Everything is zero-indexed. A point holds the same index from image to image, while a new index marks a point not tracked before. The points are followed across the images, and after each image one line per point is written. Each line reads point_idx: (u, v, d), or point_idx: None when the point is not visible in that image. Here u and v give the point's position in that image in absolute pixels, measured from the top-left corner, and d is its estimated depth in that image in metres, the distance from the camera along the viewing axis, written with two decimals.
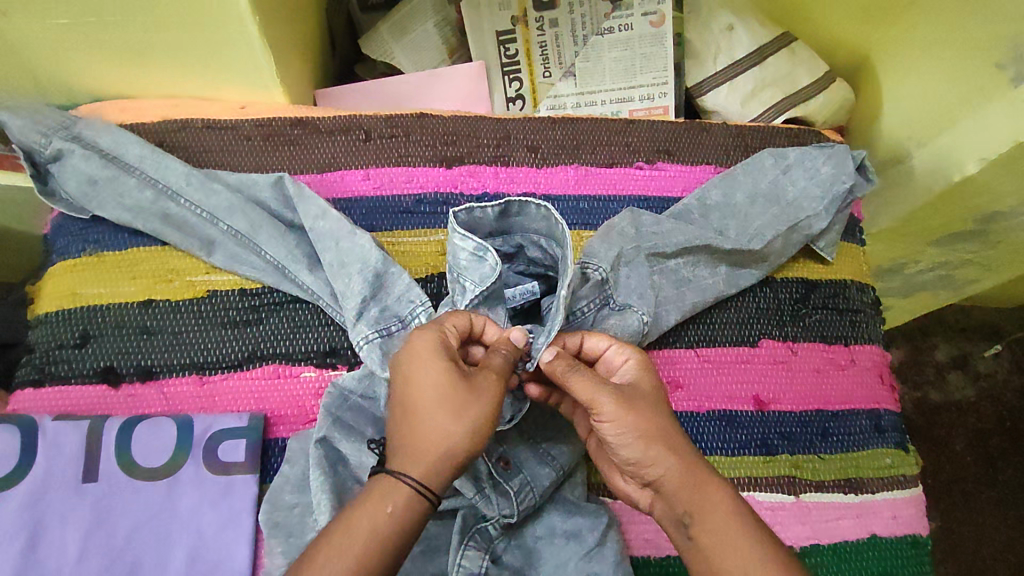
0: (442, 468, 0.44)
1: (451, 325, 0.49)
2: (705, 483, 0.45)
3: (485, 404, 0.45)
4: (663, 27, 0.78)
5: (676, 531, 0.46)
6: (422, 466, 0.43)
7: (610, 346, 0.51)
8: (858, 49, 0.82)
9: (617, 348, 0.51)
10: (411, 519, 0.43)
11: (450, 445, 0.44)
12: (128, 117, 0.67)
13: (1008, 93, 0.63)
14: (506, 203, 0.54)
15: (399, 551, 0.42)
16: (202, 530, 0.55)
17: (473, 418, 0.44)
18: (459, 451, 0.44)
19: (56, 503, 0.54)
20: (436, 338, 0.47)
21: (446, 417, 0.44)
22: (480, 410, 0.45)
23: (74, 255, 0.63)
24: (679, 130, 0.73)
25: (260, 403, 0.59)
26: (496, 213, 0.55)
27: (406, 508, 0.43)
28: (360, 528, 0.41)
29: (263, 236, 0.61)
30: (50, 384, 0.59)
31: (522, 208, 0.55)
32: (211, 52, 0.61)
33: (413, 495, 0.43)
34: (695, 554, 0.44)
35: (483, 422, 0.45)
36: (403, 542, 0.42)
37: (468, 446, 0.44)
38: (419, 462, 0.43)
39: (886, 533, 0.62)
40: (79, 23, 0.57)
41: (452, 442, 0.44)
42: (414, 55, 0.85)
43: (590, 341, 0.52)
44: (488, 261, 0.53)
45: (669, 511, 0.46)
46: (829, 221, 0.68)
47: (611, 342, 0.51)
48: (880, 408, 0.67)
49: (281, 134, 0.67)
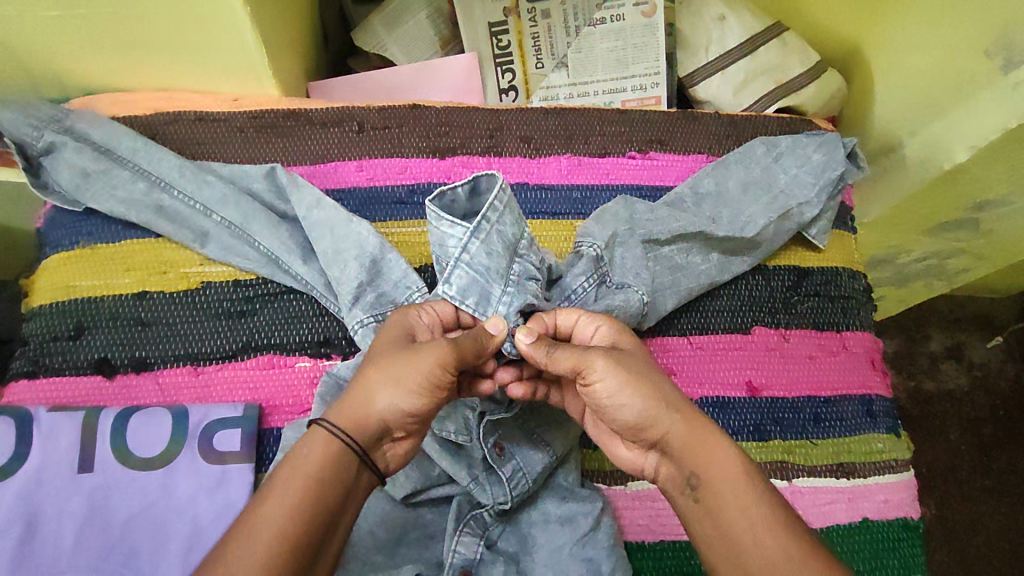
0: (368, 424, 0.45)
1: (429, 307, 0.54)
2: (712, 441, 0.46)
3: (420, 362, 0.45)
4: (654, 18, 0.78)
5: (681, 496, 0.46)
6: (348, 417, 0.45)
7: (580, 319, 0.52)
8: (849, 39, 0.82)
9: (587, 319, 0.52)
10: (340, 468, 0.43)
11: (374, 399, 0.45)
12: (120, 110, 0.67)
13: (997, 81, 0.64)
14: (475, 178, 0.55)
15: (332, 498, 0.42)
16: (198, 519, 0.55)
17: (399, 374, 0.45)
18: (383, 407, 0.45)
19: (52, 494, 0.54)
20: (405, 314, 0.52)
21: (375, 372, 0.46)
22: (413, 369, 0.45)
23: (67, 247, 0.63)
24: (670, 119, 0.73)
25: (254, 394, 0.59)
26: (467, 192, 0.56)
27: (330, 455, 0.43)
28: (284, 472, 0.42)
29: (257, 227, 0.61)
30: (44, 375, 0.59)
31: (491, 183, 0.56)
32: (203, 44, 0.61)
33: (331, 438, 0.44)
34: (701, 517, 0.44)
35: (413, 380, 0.45)
36: (336, 489, 0.43)
37: (394, 403, 0.45)
38: (343, 409, 0.45)
39: (879, 517, 0.63)
40: (71, 15, 0.57)
41: (377, 395, 0.45)
42: (407, 47, 0.85)
43: (562, 317, 0.52)
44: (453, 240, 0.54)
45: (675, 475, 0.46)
46: (821, 208, 0.69)
47: (580, 314, 0.52)
48: (873, 393, 0.67)
49: (273, 126, 0.68)
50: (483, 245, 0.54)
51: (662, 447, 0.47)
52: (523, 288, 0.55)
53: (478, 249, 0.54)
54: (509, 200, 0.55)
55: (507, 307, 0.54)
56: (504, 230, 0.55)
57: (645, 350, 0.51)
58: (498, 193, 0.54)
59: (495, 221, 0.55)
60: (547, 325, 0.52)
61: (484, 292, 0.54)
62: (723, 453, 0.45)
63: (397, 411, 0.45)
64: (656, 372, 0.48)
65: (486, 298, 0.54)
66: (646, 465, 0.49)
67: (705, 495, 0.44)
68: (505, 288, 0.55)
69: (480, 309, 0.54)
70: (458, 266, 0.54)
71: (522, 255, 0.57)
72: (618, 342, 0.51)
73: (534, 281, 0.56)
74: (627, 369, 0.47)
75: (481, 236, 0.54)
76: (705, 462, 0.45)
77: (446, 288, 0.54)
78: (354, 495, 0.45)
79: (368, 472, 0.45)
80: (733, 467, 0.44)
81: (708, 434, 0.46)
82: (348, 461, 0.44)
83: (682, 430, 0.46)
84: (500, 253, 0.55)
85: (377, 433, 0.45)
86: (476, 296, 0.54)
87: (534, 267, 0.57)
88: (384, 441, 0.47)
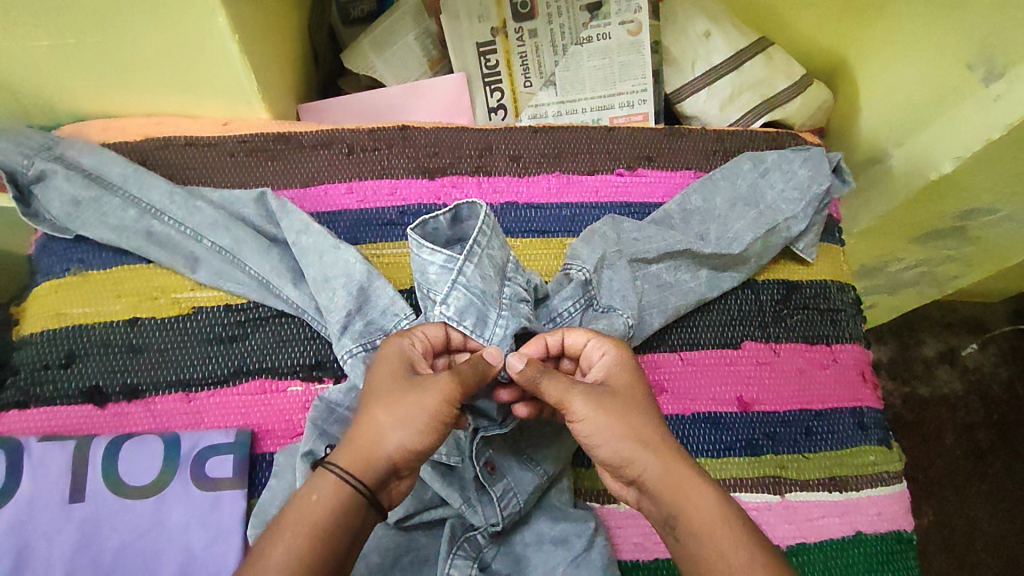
0: (376, 463, 0.45)
1: (420, 332, 0.53)
2: (688, 482, 0.46)
3: (425, 400, 0.46)
4: (640, 36, 0.79)
5: (663, 532, 0.46)
6: (355, 458, 0.45)
7: (589, 341, 0.53)
8: (833, 52, 0.83)
9: (595, 343, 0.53)
10: (343, 510, 0.44)
11: (382, 439, 0.46)
12: (111, 136, 0.67)
13: (978, 92, 0.65)
14: (455, 207, 0.56)
15: (338, 542, 0.43)
16: (190, 547, 0.54)
17: (407, 414, 0.46)
18: (392, 447, 0.45)
19: (43, 525, 0.54)
20: (401, 342, 0.51)
21: (382, 412, 0.46)
22: (419, 406, 0.46)
23: (58, 274, 0.63)
24: (658, 137, 0.74)
25: (246, 419, 0.59)
26: (450, 221, 0.57)
27: (334, 497, 0.44)
28: (289, 519, 0.43)
29: (247, 251, 0.62)
30: (35, 405, 0.59)
31: (472, 211, 0.57)
32: (191, 69, 0.62)
33: (339, 484, 0.44)
34: (680, 555, 0.45)
35: (421, 419, 0.46)
36: (343, 531, 0.44)
37: (401, 443, 0.46)
38: (349, 449, 0.46)
39: (872, 531, 0.63)
40: (62, 45, 0.57)
41: (385, 435, 0.46)
42: (396, 68, 0.86)
43: (570, 338, 0.54)
44: (436, 260, 0.55)
45: (655, 512, 0.46)
46: (807, 223, 0.70)
47: (590, 336, 0.53)
48: (864, 406, 0.68)
49: (263, 149, 0.68)
50: (472, 268, 0.55)
51: (639, 486, 0.47)
52: (516, 312, 0.56)
53: (474, 272, 0.55)
54: (496, 224, 0.56)
55: (503, 332, 0.55)
56: (494, 254, 0.56)
57: (631, 385, 0.50)
58: (484, 218, 0.55)
59: (486, 245, 0.55)
60: (550, 345, 0.54)
61: (481, 313, 0.55)
62: (700, 494, 0.45)
63: (407, 452, 0.46)
64: (635, 409, 0.48)
65: (484, 319, 0.55)
66: (627, 494, 0.50)
67: (686, 536, 0.44)
68: (501, 311, 0.56)
69: (477, 331, 0.55)
70: (455, 288, 0.54)
71: (510, 279, 0.58)
72: (615, 373, 0.51)
73: (525, 302, 0.57)
74: (604, 409, 0.47)
75: (475, 259, 0.55)
76: (680, 504, 0.45)
77: (443, 309, 0.55)
78: (362, 532, 0.45)
79: (374, 511, 0.45)
80: (710, 508, 0.44)
81: (682, 474, 0.46)
82: (354, 503, 0.44)
83: (656, 472, 0.46)
84: (492, 276, 0.56)
85: (387, 472, 0.46)
86: (474, 317, 0.55)
87: (522, 289, 0.58)
88: (392, 480, 0.47)
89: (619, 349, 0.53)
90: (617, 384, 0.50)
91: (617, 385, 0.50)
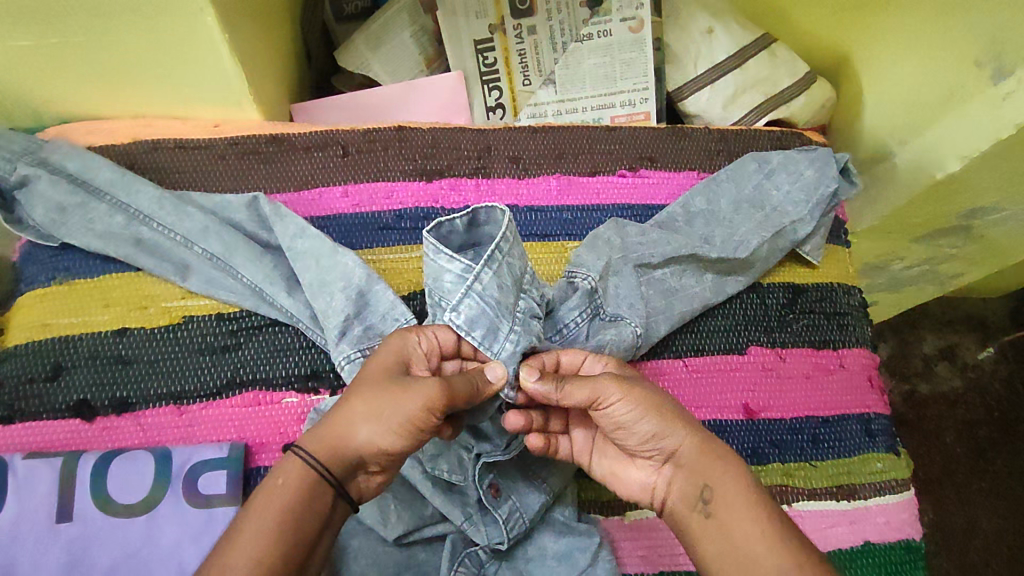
0: (344, 455, 0.45)
1: (430, 331, 0.52)
2: (722, 458, 0.47)
3: (405, 403, 0.44)
4: (642, 32, 0.77)
5: (690, 514, 0.46)
6: (326, 447, 0.45)
7: (587, 360, 0.53)
8: (836, 48, 0.82)
9: (594, 360, 0.53)
10: (310, 499, 0.44)
11: (354, 431, 0.45)
12: (95, 139, 0.65)
13: (987, 91, 0.63)
14: (472, 210, 0.54)
15: (306, 531, 0.43)
16: (184, 566, 0.52)
17: (382, 411, 0.45)
18: (361, 441, 0.45)
19: (29, 545, 0.52)
20: (405, 337, 0.50)
21: (359, 404, 0.45)
22: (396, 406, 0.45)
23: (43, 283, 0.61)
24: (661, 137, 0.72)
25: (239, 432, 0.58)
26: (466, 225, 0.54)
27: (300, 484, 0.44)
28: (272, 510, 0.42)
29: (239, 258, 0.60)
30: (21, 421, 0.57)
31: (490, 215, 0.54)
32: (180, 70, 0.60)
33: (308, 471, 0.44)
34: (710, 531, 0.45)
35: (394, 419, 0.45)
36: (313, 520, 0.44)
37: (369, 439, 0.45)
38: (321, 437, 0.45)
39: (880, 540, 0.62)
40: (43, 45, 0.55)
41: (356, 428, 0.45)
42: (391, 66, 0.84)
43: (566, 357, 0.53)
44: (453, 269, 0.52)
45: (687, 492, 0.47)
46: (814, 225, 0.68)
47: (586, 355, 0.53)
48: (871, 412, 0.66)
49: (256, 151, 0.66)
50: (487, 273, 0.51)
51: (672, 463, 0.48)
52: (529, 328, 0.53)
53: (491, 280, 0.52)
54: (517, 232, 0.53)
55: (513, 346, 0.52)
56: (514, 262, 0.53)
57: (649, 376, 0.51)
58: (507, 224, 0.52)
59: (507, 252, 0.53)
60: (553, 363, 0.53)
61: (492, 325, 0.52)
62: (731, 472, 0.46)
63: (374, 448, 0.45)
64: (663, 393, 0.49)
65: (494, 331, 0.52)
66: (659, 485, 0.49)
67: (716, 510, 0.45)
68: (513, 326, 0.53)
69: (486, 344, 0.52)
70: (468, 295, 0.51)
71: (526, 291, 0.55)
72: (631, 369, 0.52)
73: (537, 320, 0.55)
74: (637, 386, 0.48)
75: (494, 265, 0.52)
76: (711, 481, 0.46)
77: (453, 316, 0.51)
78: (332, 521, 0.46)
79: (342, 500, 0.46)
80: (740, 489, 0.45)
81: (717, 454, 0.47)
82: (321, 491, 0.44)
83: (691, 444, 0.47)
84: (509, 286, 0.53)
85: (354, 464, 0.45)
86: (484, 328, 0.52)
87: (536, 304, 0.56)
88: (359, 472, 0.46)
89: (618, 362, 0.53)
90: (636, 373, 0.51)
91: (636, 375, 0.51)
